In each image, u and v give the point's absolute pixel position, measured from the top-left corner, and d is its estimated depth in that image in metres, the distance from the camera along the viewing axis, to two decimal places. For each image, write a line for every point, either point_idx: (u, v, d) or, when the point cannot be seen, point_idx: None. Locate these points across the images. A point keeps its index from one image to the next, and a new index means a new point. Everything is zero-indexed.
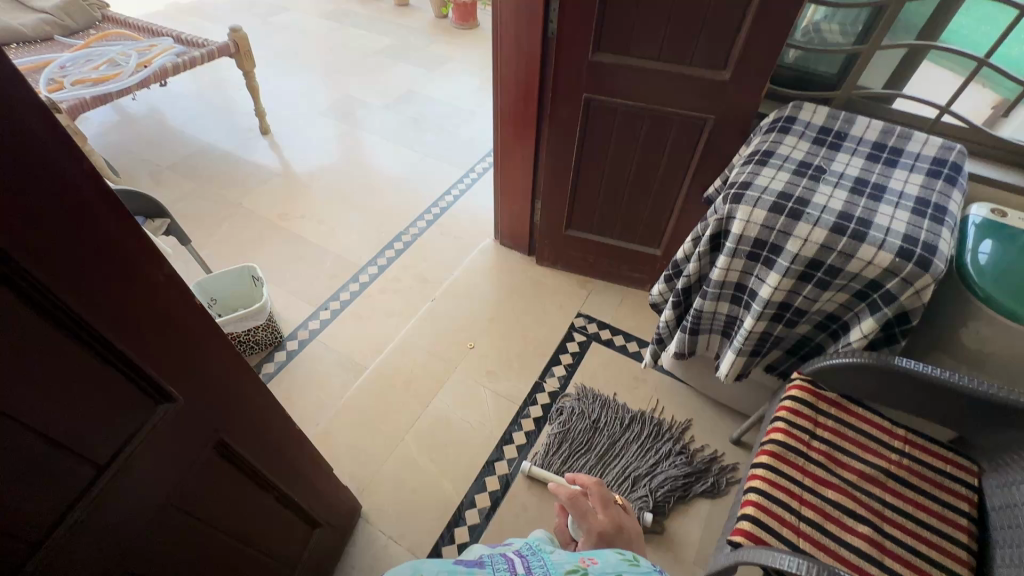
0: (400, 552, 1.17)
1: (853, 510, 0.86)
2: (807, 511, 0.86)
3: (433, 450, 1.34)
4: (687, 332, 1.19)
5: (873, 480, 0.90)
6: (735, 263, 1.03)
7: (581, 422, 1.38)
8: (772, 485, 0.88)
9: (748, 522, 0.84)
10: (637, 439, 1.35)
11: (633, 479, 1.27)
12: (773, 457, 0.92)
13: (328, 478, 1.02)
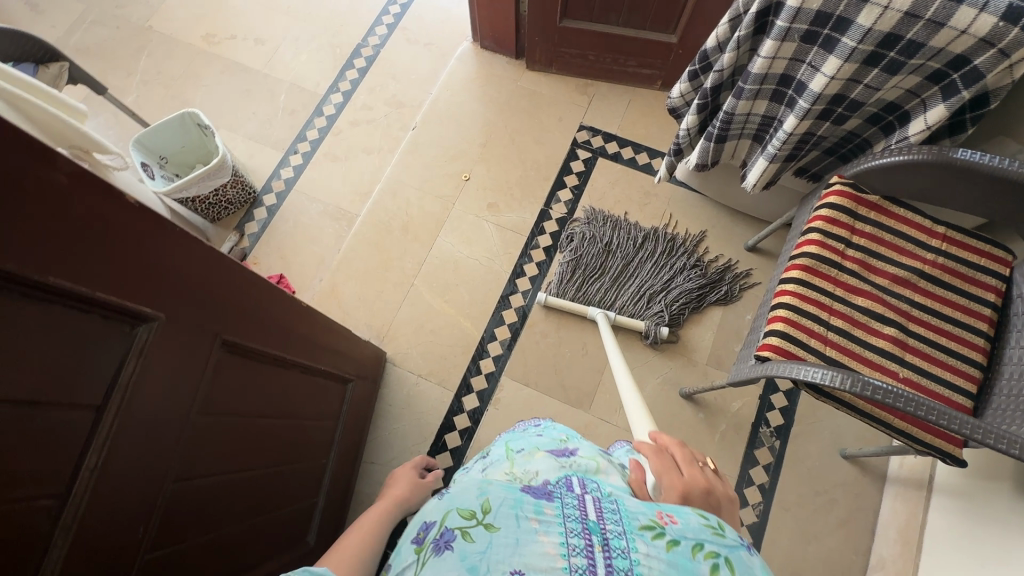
0: (432, 388, 1.23)
1: (881, 314, 0.86)
2: (836, 321, 0.86)
3: (445, 292, 1.32)
4: (714, 140, 1.05)
5: (904, 283, 0.88)
6: (785, 49, 0.84)
7: (594, 248, 1.32)
8: (803, 299, 0.86)
9: (777, 337, 0.85)
10: (652, 258, 1.32)
11: (649, 298, 1.28)
12: (804, 272, 0.88)
13: (346, 339, 1.00)
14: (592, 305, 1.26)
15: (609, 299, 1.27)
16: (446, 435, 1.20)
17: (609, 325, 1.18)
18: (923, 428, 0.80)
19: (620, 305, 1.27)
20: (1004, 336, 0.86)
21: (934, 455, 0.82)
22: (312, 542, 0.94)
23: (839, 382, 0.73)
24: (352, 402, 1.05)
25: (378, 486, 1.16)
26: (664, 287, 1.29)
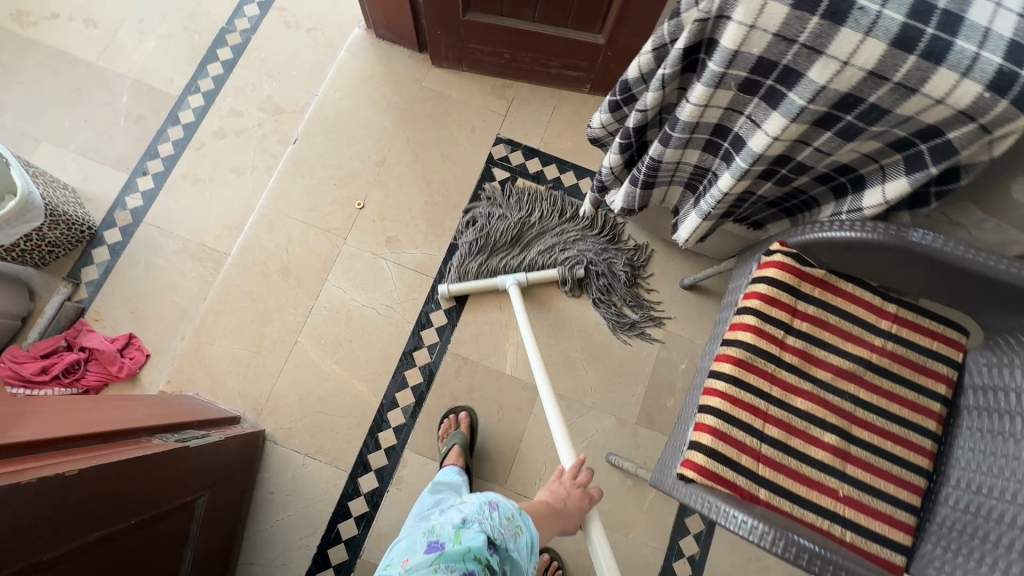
0: (321, 468, 1.05)
1: (822, 417, 0.74)
2: (771, 430, 0.72)
3: (336, 349, 1.11)
4: (640, 186, 0.86)
5: (849, 376, 0.75)
6: (719, 98, 0.65)
7: (500, 212, 1.19)
8: (734, 404, 0.72)
9: (703, 455, 0.70)
10: (581, 230, 1.19)
11: (564, 253, 1.16)
12: (737, 366, 0.73)
13: (191, 448, 0.80)
14: (498, 276, 1.13)
15: (520, 259, 1.15)
16: (339, 524, 1.04)
17: (520, 292, 1.06)
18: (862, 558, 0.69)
19: (530, 263, 1.16)
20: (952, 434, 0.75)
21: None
22: None
23: (761, 537, 0.61)
24: (210, 515, 0.86)
25: None
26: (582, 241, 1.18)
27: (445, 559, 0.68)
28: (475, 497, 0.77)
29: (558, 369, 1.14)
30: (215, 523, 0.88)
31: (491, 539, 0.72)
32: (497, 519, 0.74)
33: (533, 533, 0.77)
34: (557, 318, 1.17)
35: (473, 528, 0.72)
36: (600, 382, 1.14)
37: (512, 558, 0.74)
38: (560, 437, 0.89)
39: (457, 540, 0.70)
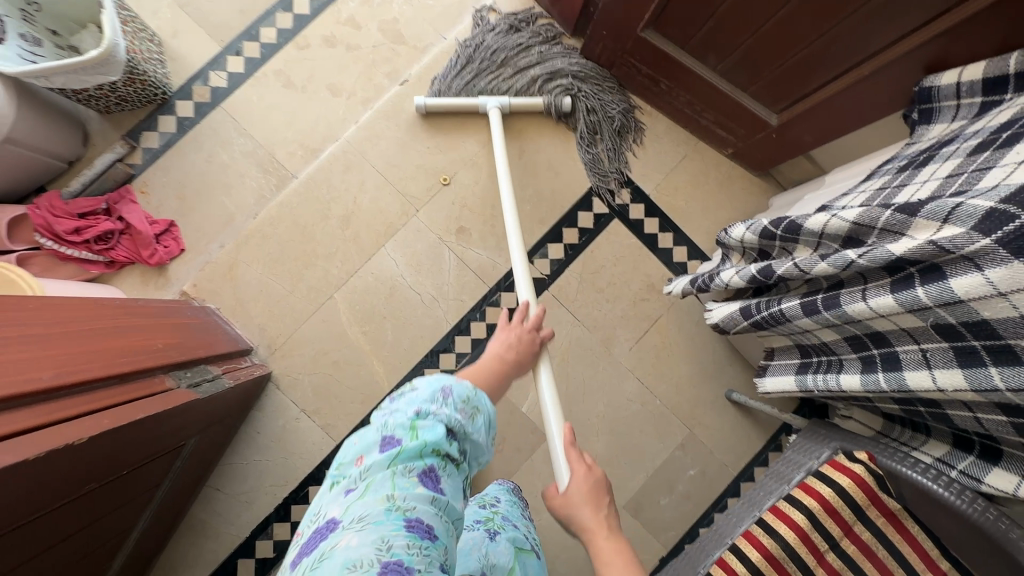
0: (312, 430, 1.03)
1: None
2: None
3: (366, 320, 1.06)
4: (750, 322, 0.78)
5: None
6: (902, 317, 0.55)
7: (497, 30, 1.11)
8: None
9: None
10: (575, 73, 1.11)
11: (555, 82, 1.10)
12: (765, 559, 0.69)
13: (200, 397, 0.77)
14: (480, 97, 1.08)
15: (507, 86, 1.10)
16: (310, 487, 1.03)
17: (496, 128, 1.02)
18: None
19: (518, 90, 1.10)
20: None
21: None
22: None
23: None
24: (195, 453, 0.84)
25: (215, 519, 1.01)
26: (583, 86, 1.11)
27: (399, 460, 0.53)
28: (424, 378, 0.60)
29: (571, 426, 1.10)
30: (195, 458, 0.87)
31: (449, 429, 0.56)
32: (452, 406, 0.58)
33: (491, 407, 0.62)
34: (593, 376, 1.10)
35: (428, 420, 0.56)
36: (606, 454, 1.10)
37: (469, 440, 0.59)
38: (523, 280, 0.89)
39: (412, 434, 0.55)
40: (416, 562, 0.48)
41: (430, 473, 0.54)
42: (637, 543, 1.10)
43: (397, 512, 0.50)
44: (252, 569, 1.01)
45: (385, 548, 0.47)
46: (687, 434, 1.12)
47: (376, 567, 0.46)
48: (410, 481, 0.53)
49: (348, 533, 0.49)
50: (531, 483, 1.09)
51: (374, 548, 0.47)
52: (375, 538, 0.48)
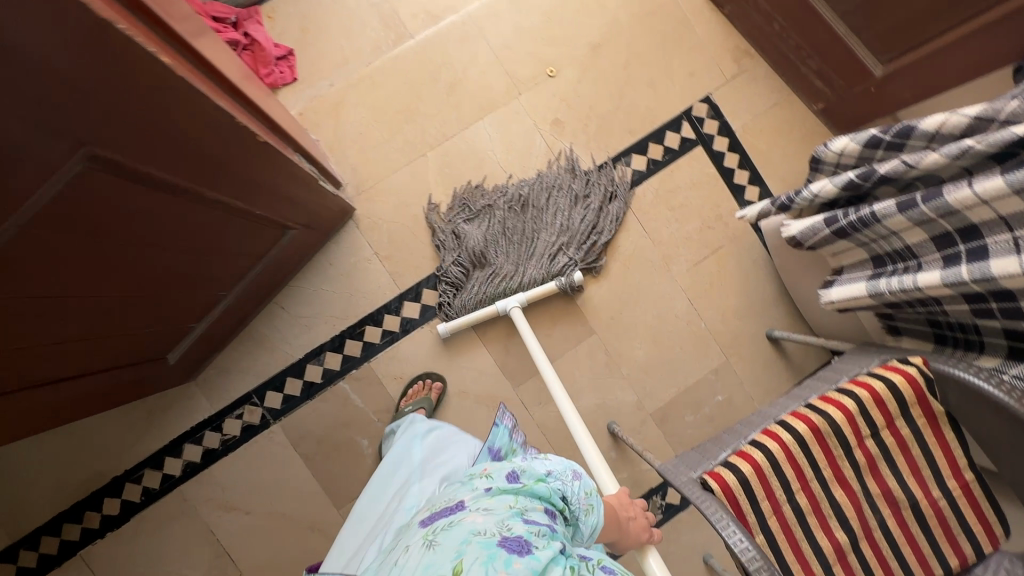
0: (380, 273, 1.08)
1: (846, 516, 0.75)
2: (802, 497, 0.74)
3: (452, 184, 1.11)
4: (833, 229, 0.83)
5: (891, 501, 0.76)
6: (1005, 202, 0.61)
7: (475, 238, 1.08)
8: (788, 458, 0.74)
9: (736, 479, 0.73)
10: (548, 191, 1.12)
11: (529, 244, 1.09)
12: (811, 432, 0.75)
13: (304, 175, 0.84)
14: (496, 301, 1.05)
15: (514, 282, 1.07)
16: (367, 326, 1.08)
17: (522, 322, 1.02)
18: None
19: (508, 289, 1.06)
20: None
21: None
22: (172, 361, 0.86)
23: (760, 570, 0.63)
24: (288, 248, 0.92)
25: (274, 334, 1.06)
26: (552, 211, 1.11)
27: (527, 491, 0.70)
28: (559, 457, 0.77)
29: (618, 329, 1.15)
30: (284, 260, 0.94)
31: (567, 497, 0.72)
32: (577, 487, 0.74)
33: (601, 517, 0.74)
34: (648, 287, 1.16)
35: (550, 478, 0.73)
36: (645, 361, 1.15)
37: (576, 525, 0.73)
38: (598, 465, 0.87)
39: (538, 480, 0.71)
40: (533, 541, 0.60)
41: (546, 511, 0.69)
42: (655, 449, 1.15)
43: (518, 512, 0.65)
44: (298, 389, 1.06)
45: (506, 527, 0.61)
46: (723, 362, 1.17)
47: (497, 537, 0.59)
48: (533, 505, 0.68)
49: (474, 512, 0.64)
50: (570, 373, 1.14)
51: (496, 527, 0.61)
52: (496, 521, 0.62)
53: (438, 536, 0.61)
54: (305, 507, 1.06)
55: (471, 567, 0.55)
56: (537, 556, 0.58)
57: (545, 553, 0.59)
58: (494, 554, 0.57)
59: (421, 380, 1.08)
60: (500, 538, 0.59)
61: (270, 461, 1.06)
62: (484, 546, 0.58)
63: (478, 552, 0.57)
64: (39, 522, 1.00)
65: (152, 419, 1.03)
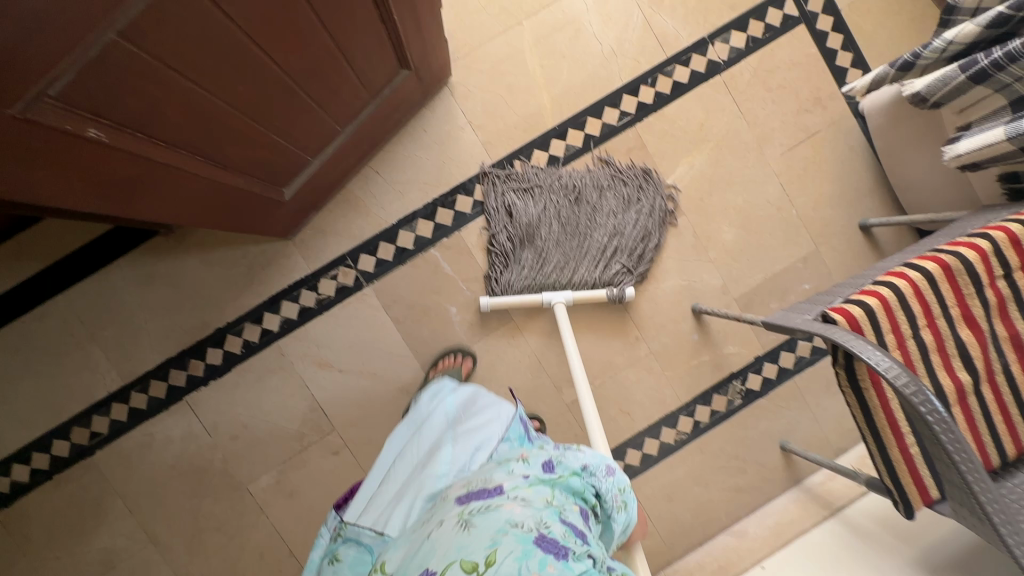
0: (473, 142, 1.08)
1: (970, 356, 0.74)
2: (926, 334, 0.73)
3: (547, 55, 1.09)
4: (970, 71, 0.79)
5: (1016, 344, 0.75)
6: None
7: (524, 212, 1.08)
8: (916, 294, 0.73)
9: (861, 310, 0.72)
10: (612, 210, 1.09)
11: (596, 230, 1.08)
12: (940, 270, 0.74)
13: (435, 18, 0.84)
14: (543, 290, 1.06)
15: (568, 273, 1.07)
16: (459, 195, 1.09)
17: (565, 317, 1.00)
18: (903, 459, 0.74)
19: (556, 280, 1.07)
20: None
21: (891, 497, 0.77)
22: (287, 198, 0.87)
23: (898, 380, 0.63)
24: (397, 95, 0.91)
25: (369, 198, 1.07)
26: (608, 209, 1.10)
27: (562, 485, 0.68)
28: (591, 449, 0.74)
29: (707, 212, 1.13)
30: (389, 107, 0.93)
31: (604, 495, 0.69)
32: (611, 483, 0.71)
33: (635, 511, 0.72)
34: (740, 170, 1.13)
35: (585, 475, 0.70)
36: (733, 246, 1.14)
37: (611, 523, 0.71)
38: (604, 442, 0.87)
39: (569, 471, 0.69)
40: (569, 545, 0.57)
41: (581, 510, 0.66)
42: (738, 334, 1.15)
43: (555, 509, 0.62)
44: (391, 253, 1.08)
45: (542, 525, 0.58)
46: (813, 250, 1.15)
47: (534, 534, 0.56)
48: (566, 501, 0.65)
49: (512, 500, 0.61)
50: (656, 254, 1.13)
51: (534, 523, 0.58)
52: (534, 516, 0.59)
53: (473, 519, 0.59)
54: (396, 369, 1.09)
55: (503, 561, 0.52)
56: (571, 565, 0.54)
57: (580, 564, 0.55)
58: (529, 552, 0.54)
59: (451, 353, 1.08)
60: (535, 536, 0.56)
61: (362, 322, 1.08)
62: (519, 539, 0.55)
63: (512, 546, 0.54)
64: (149, 367, 1.06)
65: (253, 275, 1.06)
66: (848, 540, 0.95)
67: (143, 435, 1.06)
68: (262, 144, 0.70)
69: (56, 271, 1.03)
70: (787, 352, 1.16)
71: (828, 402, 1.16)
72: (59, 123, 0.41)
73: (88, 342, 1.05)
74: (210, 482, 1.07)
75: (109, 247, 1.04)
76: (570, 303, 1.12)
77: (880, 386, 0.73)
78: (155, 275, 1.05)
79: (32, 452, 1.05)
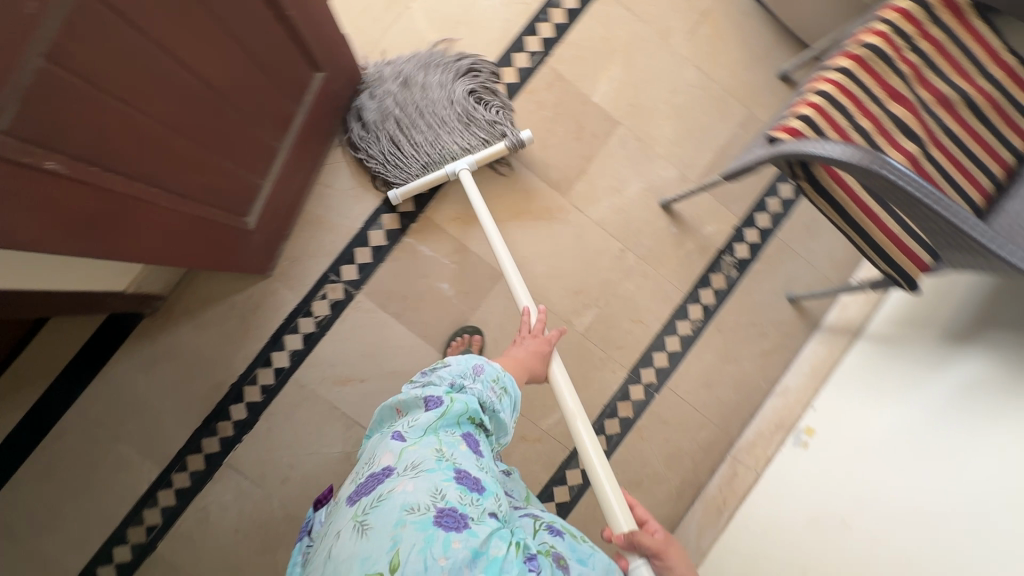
0: None
1: (909, 127, 0.80)
2: (864, 122, 0.79)
3: (443, 26, 1.14)
4: None
5: (944, 103, 0.81)
6: None
7: (372, 111, 1.05)
8: (841, 91, 0.79)
9: (800, 122, 0.77)
10: (449, 73, 1.06)
11: (443, 95, 1.05)
12: (855, 64, 0.79)
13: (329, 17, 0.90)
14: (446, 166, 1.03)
15: (437, 147, 1.03)
16: None
17: (472, 180, 1.00)
18: (888, 239, 0.79)
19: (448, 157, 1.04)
20: (1011, 188, 0.83)
21: (893, 280, 0.82)
22: (252, 225, 0.90)
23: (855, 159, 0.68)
24: (320, 99, 0.96)
25: (331, 212, 1.11)
26: (433, 79, 1.06)
27: (442, 423, 0.71)
28: (457, 358, 0.80)
29: (640, 114, 1.18)
30: (319, 115, 0.97)
31: (481, 398, 0.76)
32: (484, 383, 0.78)
33: (514, 390, 0.81)
34: (655, 67, 1.19)
35: (462, 391, 0.75)
36: (676, 136, 1.19)
37: (497, 412, 0.78)
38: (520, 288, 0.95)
39: (453, 400, 0.73)
40: (468, 512, 0.63)
41: (468, 438, 0.72)
42: (711, 213, 1.20)
43: (447, 464, 0.67)
44: (368, 255, 1.11)
45: (439, 496, 0.63)
46: (747, 113, 1.20)
47: (433, 513, 0.61)
48: (452, 439, 0.70)
49: (401, 479, 0.65)
50: (610, 169, 1.17)
51: (429, 499, 0.63)
52: (428, 487, 0.64)
53: (369, 517, 0.63)
54: (413, 361, 1.11)
55: (411, 559, 0.58)
56: (474, 531, 0.61)
57: (481, 527, 0.62)
58: (433, 535, 0.60)
59: (461, 333, 1.11)
60: (434, 515, 0.61)
61: (366, 328, 1.10)
62: (420, 529, 0.60)
63: (414, 536, 0.60)
64: (180, 445, 1.06)
65: (248, 322, 1.08)
66: (879, 351, 1.02)
67: (198, 511, 1.06)
68: (208, 167, 0.74)
69: (62, 386, 1.04)
70: (761, 214, 1.21)
71: (816, 244, 1.21)
72: (19, 156, 0.46)
73: (115, 442, 1.05)
74: (279, 532, 1.07)
75: (103, 345, 1.06)
76: (550, 240, 1.15)
77: (841, 181, 0.78)
78: (156, 356, 1.06)
79: (97, 568, 1.04)
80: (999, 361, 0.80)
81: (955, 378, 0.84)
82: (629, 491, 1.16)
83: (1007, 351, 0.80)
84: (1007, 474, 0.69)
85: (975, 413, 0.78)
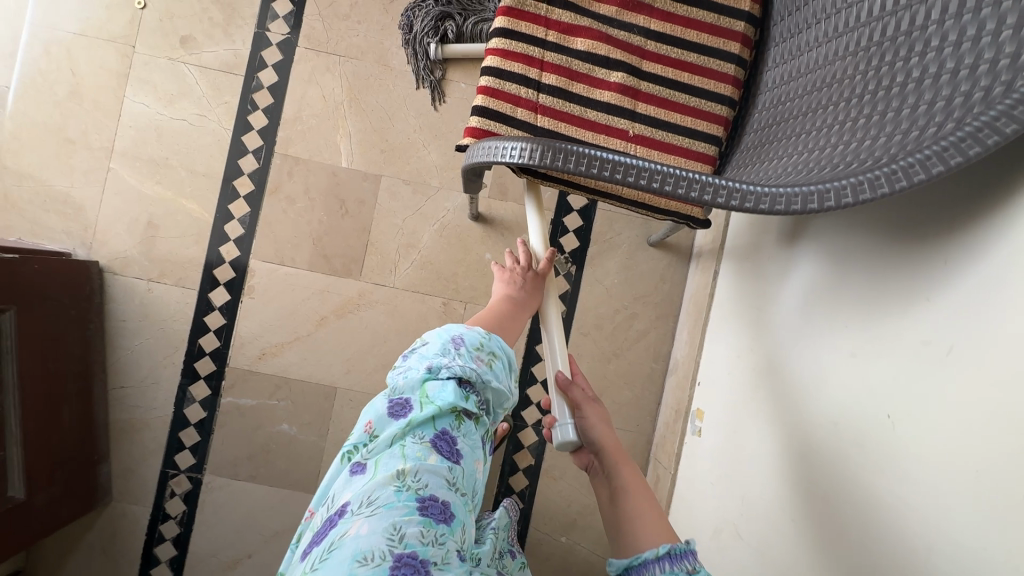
0: (167, 290, 1.03)
1: (606, 57, 0.66)
2: (550, 78, 0.65)
3: (154, 170, 1.03)
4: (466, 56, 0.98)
5: (638, 5, 0.66)
6: None
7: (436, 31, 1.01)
8: (505, 59, 0.65)
9: (476, 118, 0.64)
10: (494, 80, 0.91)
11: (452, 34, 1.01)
12: (507, 19, 0.65)
13: None
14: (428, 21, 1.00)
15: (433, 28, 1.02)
16: (200, 340, 1.03)
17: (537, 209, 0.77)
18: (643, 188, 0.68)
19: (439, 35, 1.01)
20: (763, 58, 0.69)
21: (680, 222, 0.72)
22: (22, 495, 0.83)
23: (536, 158, 0.51)
24: (34, 334, 0.86)
25: (139, 409, 1.03)
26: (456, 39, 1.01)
27: (412, 428, 0.50)
28: (434, 334, 0.59)
29: (397, 154, 1.05)
30: (38, 344, 0.87)
31: (459, 389, 0.53)
32: (466, 357, 0.56)
33: (504, 353, 0.61)
34: (389, 98, 1.05)
35: (439, 378, 0.53)
36: (445, 161, 1.06)
37: (486, 390, 0.56)
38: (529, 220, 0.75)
39: (424, 401, 0.52)
40: (431, 551, 0.44)
41: (443, 439, 0.51)
42: (521, 220, 1.06)
43: (407, 494, 0.46)
44: (195, 434, 1.03)
45: (397, 536, 0.43)
46: None
47: (389, 559, 0.42)
48: (422, 447, 0.49)
49: (358, 517, 0.45)
50: (393, 225, 1.05)
51: (385, 539, 0.43)
52: (385, 525, 0.44)
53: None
54: (289, 512, 1.04)
55: None
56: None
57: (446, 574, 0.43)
58: None
59: None
60: (391, 564, 0.42)
61: (228, 504, 1.03)
62: None
63: None
64: None
65: (114, 553, 1.02)
66: (733, 294, 0.90)
67: None
68: None
69: None
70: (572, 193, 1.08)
71: None
72: None
73: None
74: None
75: None
76: (366, 328, 1.05)
77: None
78: None
79: None
80: (820, 268, 0.67)
81: (789, 316, 0.72)
82: (567, 535, 1.07)
83: (821, 276, 0.66)
84: (840, 413, 0.58)
85: (805, 363, 0.66)
